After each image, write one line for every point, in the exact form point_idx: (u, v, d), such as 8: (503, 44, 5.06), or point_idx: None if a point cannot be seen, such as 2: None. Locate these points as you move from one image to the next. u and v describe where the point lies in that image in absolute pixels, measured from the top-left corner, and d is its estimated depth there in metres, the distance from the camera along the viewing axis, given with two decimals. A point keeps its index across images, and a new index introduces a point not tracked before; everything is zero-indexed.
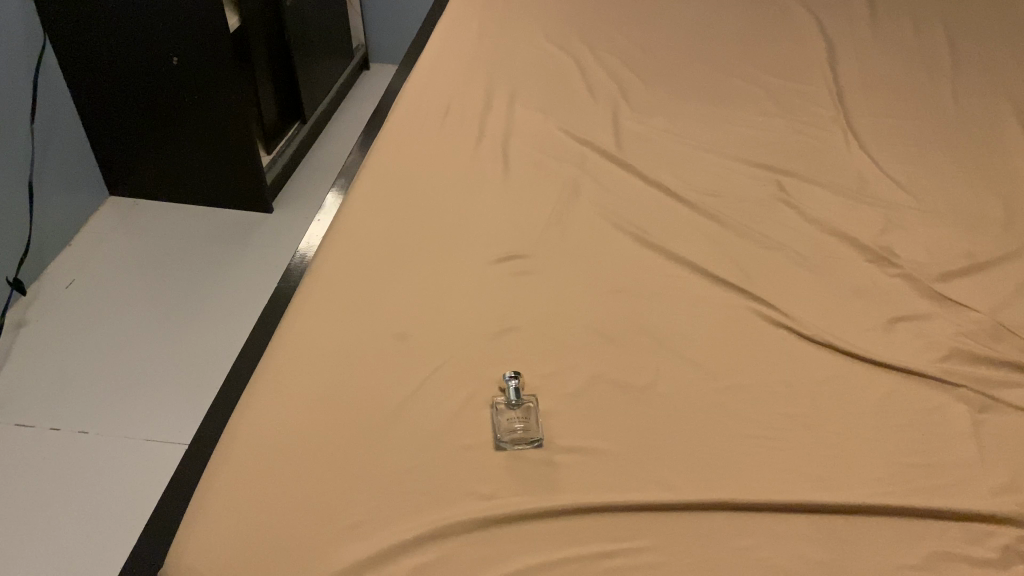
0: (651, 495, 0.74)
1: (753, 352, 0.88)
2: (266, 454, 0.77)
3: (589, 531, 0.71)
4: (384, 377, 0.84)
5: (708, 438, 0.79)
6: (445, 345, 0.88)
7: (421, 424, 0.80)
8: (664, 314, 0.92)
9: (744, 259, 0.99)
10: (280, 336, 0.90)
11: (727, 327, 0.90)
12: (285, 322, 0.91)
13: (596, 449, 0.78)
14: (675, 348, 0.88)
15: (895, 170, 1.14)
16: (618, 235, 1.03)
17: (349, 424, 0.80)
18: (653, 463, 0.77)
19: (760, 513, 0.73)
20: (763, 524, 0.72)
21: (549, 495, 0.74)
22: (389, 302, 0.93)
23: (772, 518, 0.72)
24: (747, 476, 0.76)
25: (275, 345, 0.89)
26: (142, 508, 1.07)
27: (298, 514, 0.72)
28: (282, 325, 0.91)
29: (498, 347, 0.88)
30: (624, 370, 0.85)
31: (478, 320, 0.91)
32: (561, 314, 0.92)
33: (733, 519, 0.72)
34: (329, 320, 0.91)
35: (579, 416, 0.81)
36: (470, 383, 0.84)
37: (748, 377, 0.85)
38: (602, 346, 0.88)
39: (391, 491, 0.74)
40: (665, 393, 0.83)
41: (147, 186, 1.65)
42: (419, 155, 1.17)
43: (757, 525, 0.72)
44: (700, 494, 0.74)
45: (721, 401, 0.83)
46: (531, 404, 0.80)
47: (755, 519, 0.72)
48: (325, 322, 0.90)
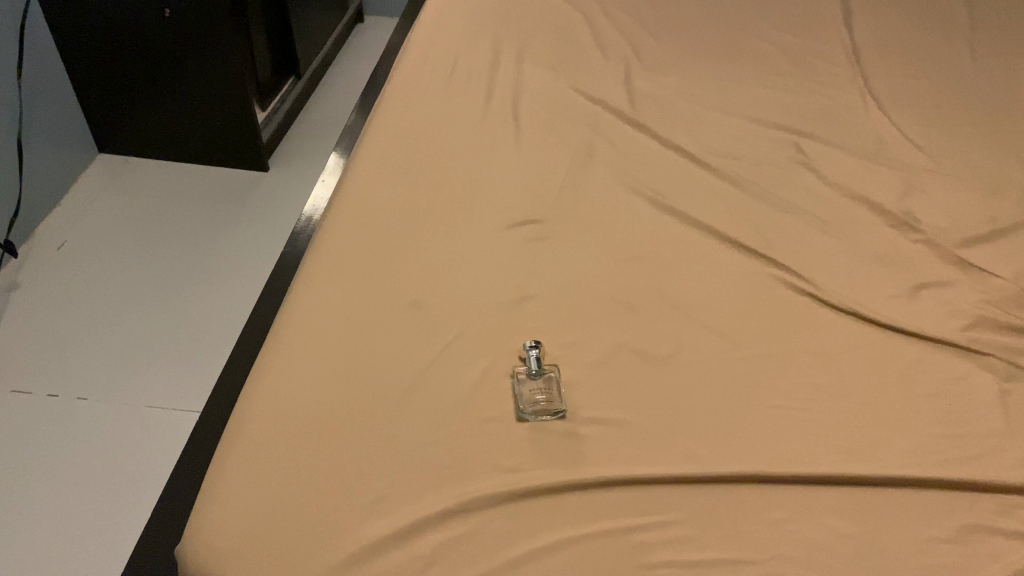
0: (678, 468, 0.72)
1: (776, 320, 0.86)
2: (283, 428, 0.75)
3: (616, 506, 0.70)
4: (401, 347, 0.82)
5: (732, 410, 0.78)
6: (462, 314, 0.85)
7: (440, 396, 0.78)
8: (684, 282, 0.89)
9: (764, 223, 0.97)
10: (289, 307, 0.87)
11: (749, 295, 0.88)
12: (293, 294, 0.89)
13: (619, 421, 0.76)
14: (697, 316, 0.86)
15: (914, 132, 1.12)
16: (634, 199, 1.00)
17: (367, 396, 0.78)
18: (678, 436, 0.75)
19: (789, 486, 0.72)
20: (792, 497, 0.71)
21: (573, 468, 0.72)
22: (403, 269, 0.90)
23: (801, 492, 0.71)
24: (776, 448, 0.74)
25: (284, 318, 0.86)
26: (155, 478, 1.06)
27: (318, 491, 0.70)
28: (290, 296, 0.89)
29: (517, 317, 0.85)
30: (646, 339, 0.83)
31: (495, 288, 0.88)
32: (580, 282, 0.89)
33: (760, 493, 0.71)
34: (340, 290, 0.88)
35: (602, 385, 0.79)
36: (489, 353, 0.82)
37: (772, 347, 0.83)
38: (623, 314, 0.86)
39: (412, 466, 0.72)
40: (689, 363, 0.81)
41: (138, 144, 1.60)
42: (427, 115, 1.13)
43: (786, 499, 0.71)
44: (728, 467, 0.72)
45: (747, 370, 0.81)
46: (554, 373, 0.79)
47: (784, 493, 0.71)
48: (336, 292, 0.87)
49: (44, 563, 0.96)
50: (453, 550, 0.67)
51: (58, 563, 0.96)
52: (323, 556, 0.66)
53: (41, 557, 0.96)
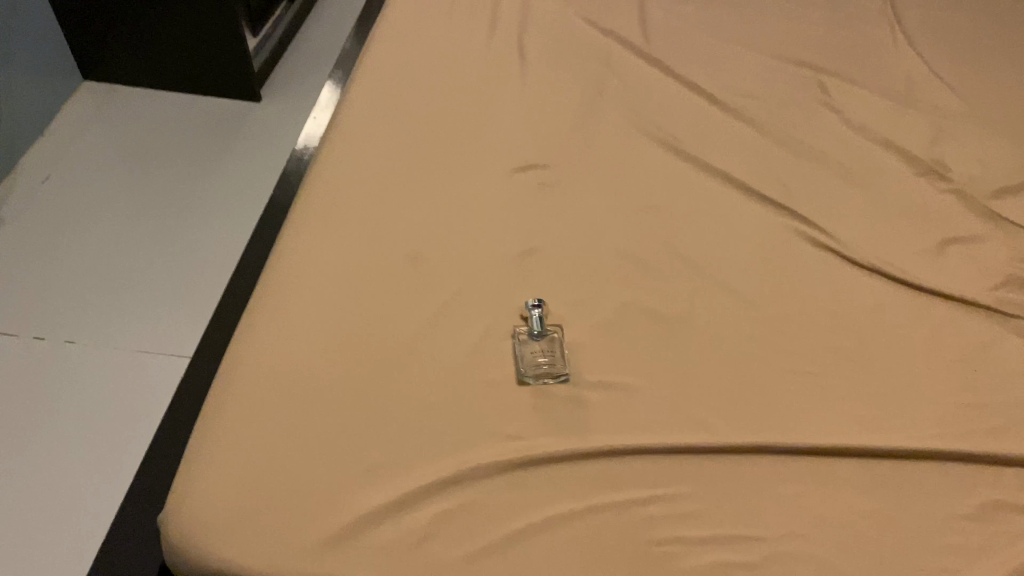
0: (687, 438, 0.68)
1: (794, 278, 0.81)
2: (271, 391, 0.71)
3: (621, 478, 0.66)
4: (398, 304, 0.78)
5: (745, 375, 0.73)
6: (463, 268, 0.80)
7: (437, 358, 0.74)
8: (697, 236, 0.84)
9: (783, 170, 0.91)
10: (277, 258, 0.82)
11: (765, 250, 0.83)
12: (281, 244, 0.83)
13: (626, 386, 0.72)
14: (710, 273, 0.81)
15: (946, 71, 1.05)
16: (645, 142, 0.94)
17: (361, 357, 0.74)
18: (688, 402, 0.71)
19: (804, 458, 0.68)
20: (807, 470, 0.67)
21: (576, 437, 0.68)
22: (399, 218, 0.85)
23: (816, 466, 0.68)
24: (791, 416, 0.70)
25: (272, 270, 0.81)
26: (146, 427, 1.03)
27: (309, 459, 0.67)
28: (278, 246, 0.84)
29: (520, 272, 0.80)
30: (655, 298, 0.79)
31: (496, 239, 0.83)
32: (586, 234, 0.84)
33: (774, 465, 0.68)
34: (331, 239, 0.82)
35: (609, 347, 0.75)
36: (491, 310, 0.77)
37: (789, 307, 0.78)
38: (632, 270, 0.81)
39: (408, 432, 0.69)
40: (700, 324, 0.77)
41: (123, 69, 1.52)
42: (427, 47, 1.06)
43: (800, 473, 0.67)
44: (741, 437, 0.69)
45: (762, 333, 0.76)
46: (557, 335, 0.75)
47: (798, 466, 0.67)
48: (328, 242, 0.82)
49: (31, 516, 0.93)
50: (450, 524, 0.64)
51: (45, 514, 0.94)
52: (313, 530, 0.63)
53: (29, 509, 0.94)
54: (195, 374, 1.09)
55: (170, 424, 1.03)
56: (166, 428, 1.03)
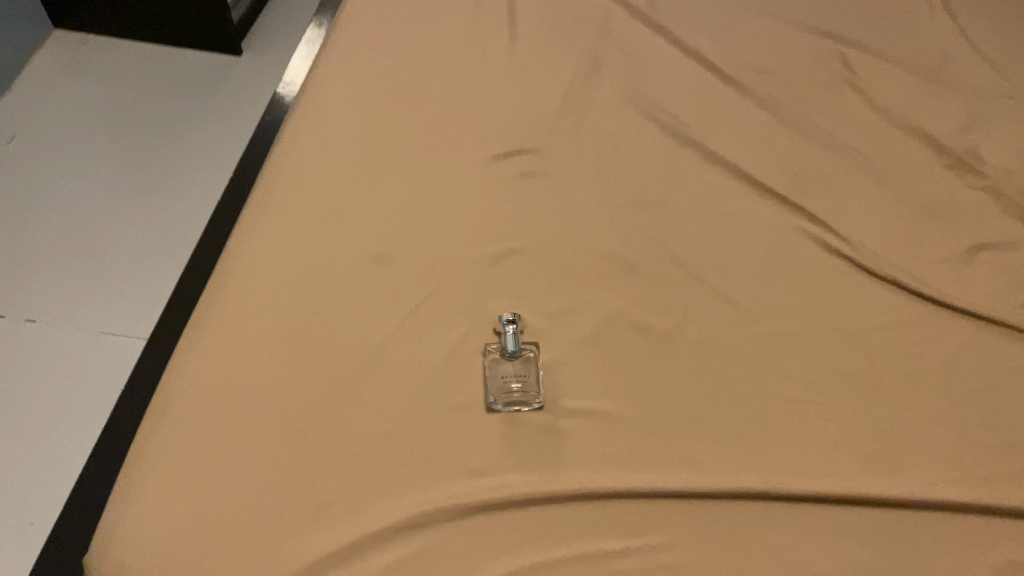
0: (673, 479, 0.61)
1: (802, 287, 0.72)
2: (212, 411, 0.64)
3: (597, 524, 0.60)
4: (360, 311, 0.69)
5: (743, 402, 0.65)
6: (433, 269, 0.72)
7: (399, 373, 0.66)
8: (695, 235, 0.75)
9: (796, 160, 0.82)
10: (231, 254, 0.74)
11: (771, 254, 0.74)
12: (236, 237, 0.75)
13: (607, 413, 0.64)
14: (709, 278, 0.72)
15: (985, 44, 0.94)
16: (643, 126, 0.85)
17: (315, 373, 0.66)
18: (676, 434, 0.64)
19: (803, 505, 0.61)
20: (805, 520, 0.60)
21: (548, 474, 0.61)
22: (366, 210, 0.76)
23: (816, 514, 0.60)
24: (793, 455, 0.63)
25: (224, 266, 0.73)
26: (98, 416, 0.96)
27: (249, 493, 0.60)
28: (232, 240, 0.75)
29: (497, 275, 0.72)
30: (645, 306, 0.70)
31: (473, 237, 0.75)
32: (573, 232, 0.75)
33: (769, 513, 0.60)
34: (290, 232, 0.74)
35: (591, 368, 0.67)
36: (461, 321, 0.69)
37: (797, 321, 0.70)
38: (620, 273, 0.72)
39: (360, 462, 0.61)
40: (695, 340, 0.69)
41: (95, 18, 1.42)
42: (407, 12, 0.96)
43: (797, 523, 0.60)
44: (733, 479, 0.61)
45: (765, 353, 0.68)
46: (532, 355, 0.67)
47: (796, 513, 0.60)
48: (286, 236, 0.74)
49: None
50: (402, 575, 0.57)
51: None
52: None
53: None
54: (156, 357, 1.03)
55: (123, 413, 0.97)
56: (120, 417, 0.97)
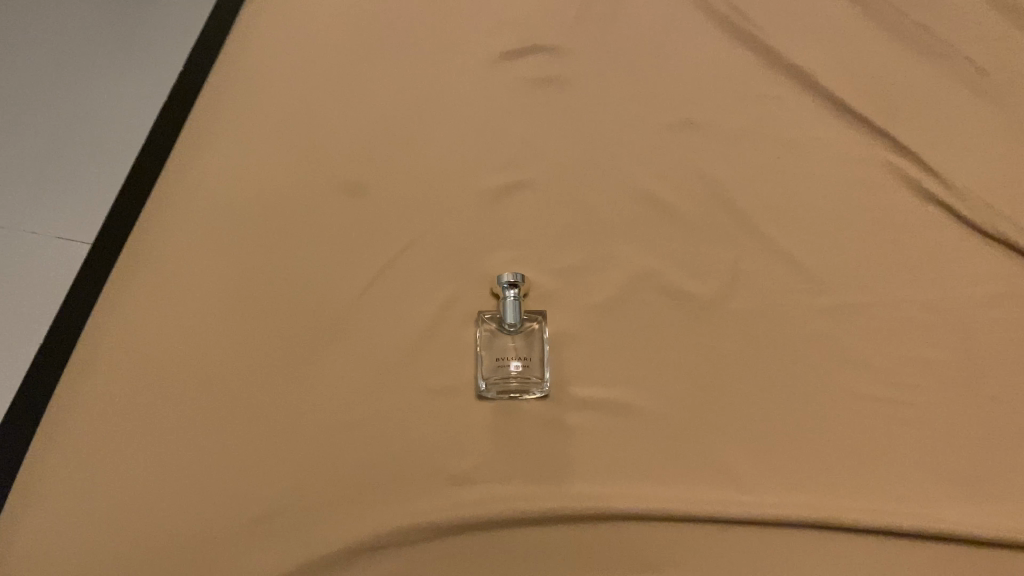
0: (707, 499, 0.49)
1: (883, 246, 0.57)
2: (140, 392, 0.52)
3: (608, 553, 0.48)
4: (328, 262, 0.57)
5: (797, 396, 0.52)
6: (419, 208, 0.59)
7: (369, 347, 0.54)
8: (753, 172, 0.60)
9: (887, 68, 0.64)
10: (167, 180, 0.60)
11: (848, 200, 0.59)
12: (176, 157, 0.61)
13: (628, 403, 0.52)
14: (763, 232, 0.58)
15: None
16: (694, 20, 0.67)
17: (271, 343, 0.54)
18: (713, 436, 0.51)
19: (863, 538, 0.49)
20: (868, 560, 0.48)
21: (550, 487, 0.49)
22: (342, 128, 0.62)
23: (883, 551, 0.48)
24: (853, 472, 0.50)
25: (159, 197, 0.59)
26: None
27: (187, 498, 0.50)
28: (172, 159, 0.61)
29: (498, 219, 0.59)
30: (683, 265, 0.57)
31: (472, 169, 0.61)
32: (597, 165, 0.61)
33: (822, 546, 0.48)
34: (241, 160, 0.60)
35: (608, 345, 0.54)
36: (451, 277, 0.57)
37: (874, 292, 0.56)
38: (653, 221, 0.59)
39: (319, 464, 0.51)
40: (741, 312, 0.55)
41: None
42: None
43: (858, 563, 0.48)
44: (777, 502, 0.49)
45: (828, 333, 0.54)
46: (537, 327, 0.54)
47: (858, 550, 0.48)
48: (237, 165, 0.60)
49: None
50: None
51: None
52: None
53: None
54: None
55: None
56: None
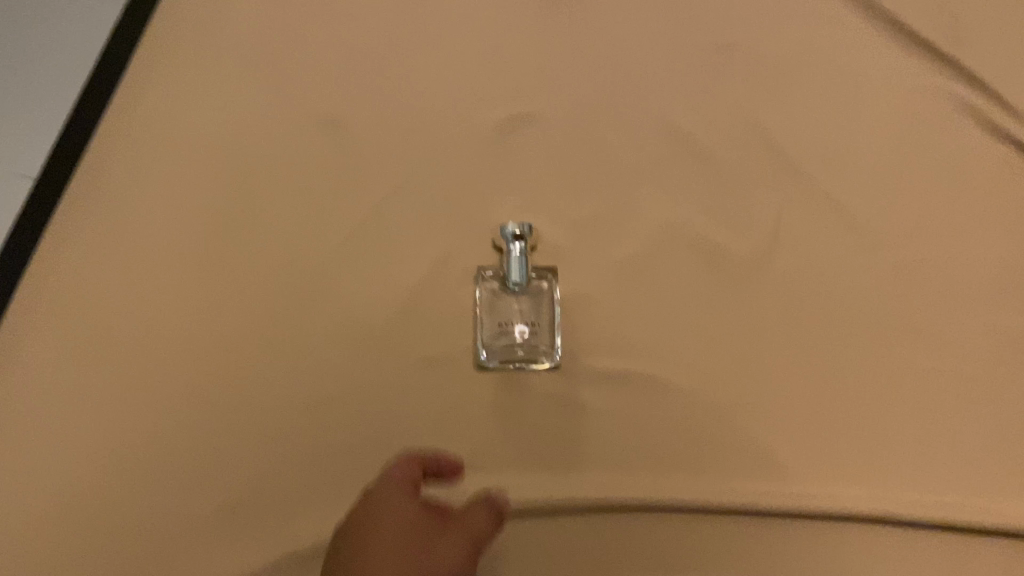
0: (733, 490, 0.44)
1: (945, 193, 0.50)
2: (91, 366, 0.46)
3: (622, 550, 0.44)
4: (307, 207, 0.49)
5: (839, 370, 0.47)
6: (409, 141, 0.51)
7: (356, 309, 0.48)
8: (800, 106, 0.52)
9: None
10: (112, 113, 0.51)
11: (908, 139, 0.51)
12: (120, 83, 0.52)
13: (650, 379, 0.46)
14: (805, 176, 0.51)
15: None
16: None
17: (246, 305, 0.48)
18: (744, 417, 0.46)
19: (908, 529, 0.44)
20: (910, 556, 0.44)
21: (561, 477, 0.45)
22: (318, 41, 0.53)
23: (927, 546, 0.44)
24: (900, 457, 0.45)
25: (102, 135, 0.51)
26: None
27: (154, 487, 0.45)
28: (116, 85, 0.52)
29: (502, 157, 0.51)
30: (712, 215, 0.50)
31: (475, 97, 0.52)
32: (615, 93, 0.52)
33: (862, 539, 0.44)
34: (199, 86, 0.52)
35: (626, 309, 0.48)
36: (447, 226, 0.49)
37: (934, 248, 0.49)
38: (680, 162, 0.51)
39: (302, 446, 0.46)
40: (779, 272, 0.49)
41: None
42: None
43: (899, 561, 0.44)
44: (814, 493, 0.44)
45: (878, 295, 0.48)
46: (547, 286, 0.48)
47: (898, 545, 0.44)
48: (196, 93, 0.52)
49: None
50: None
51: None
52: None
53: None
54: None
55: None
56: None
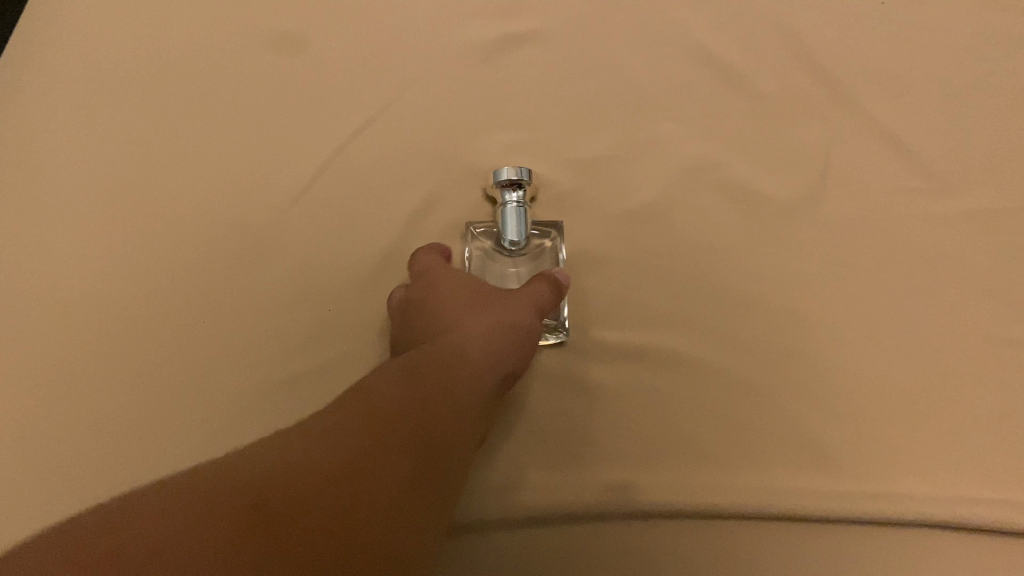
0: (771, 487, 0.37)
1: (1017, 128, 0.42)
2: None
3: (634, 563, 0.37)
4: (265, 159, 0.43)
5: (898, 340, 0.39)
6: (385, 84, 0.44)
7: (324, 275, 0.41)
8: (839, 32, 0.45)
9: None
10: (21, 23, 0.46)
11: (968, 68, 0.44)
12: None
13: (672, 352, 0.39)
14: (848, 114, 0.43)
15: None
16: None
17: (193, 271, 0.41)
18: (782, 396, 0.38)
19: (989, 533, 0.37)
20: (982, 568, 0.36)
21: (560, 474, 0.38)
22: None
23: (1003, 556, 0.36)
24: (976, 444, 0.38)
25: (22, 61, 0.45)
26: None
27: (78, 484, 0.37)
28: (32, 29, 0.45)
29: (491, 98, 0.44)
30: (738, 160, 0.43)
31: (461, 28, 0.45)
32: (623, 22, 0.45)
33: (933, 546, 0.37)
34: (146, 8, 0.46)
35: (641, 271, 0.41)
36: (430, 179, 0.42)
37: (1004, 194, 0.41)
38: (701, 97, 0.44)
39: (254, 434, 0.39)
40: (820, 225, 0.41)
41: None
42: None
43: (968, 572, 0.36)
44: (873, 492, 0.37)
45: (938, 252, 0.41)
46: (547, 245, 0.41)
47: (966, 554, 0.36)
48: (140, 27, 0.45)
49: None
50: None
51: None
52: None
53: None
54: None
55: None
56: None
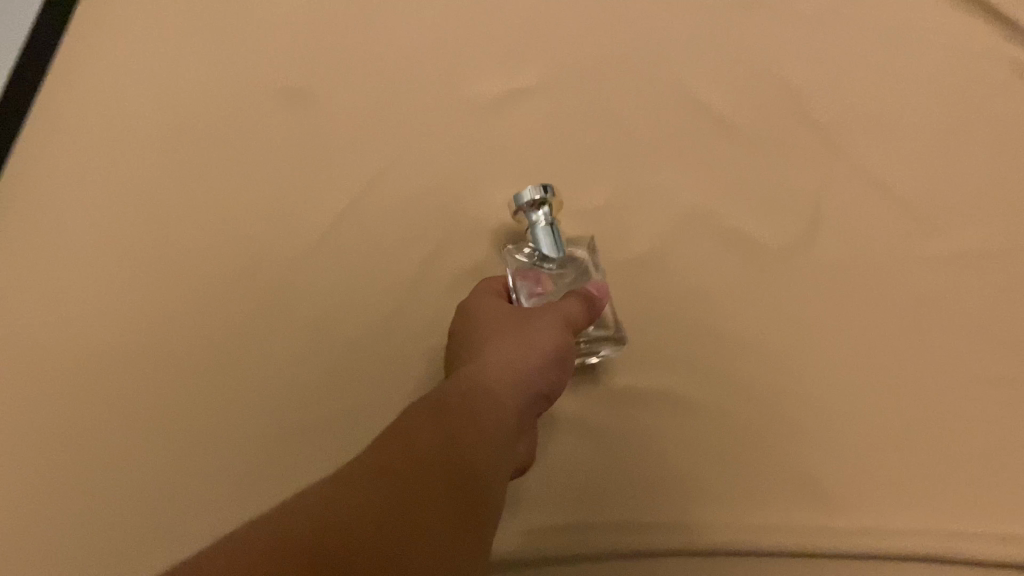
0: (773, 523, 0.38)
1: (1000, 172, 0.44)
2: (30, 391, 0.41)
3: None
4: (282, 214, 0.45)
5: (891, 378, 0.41)
6: (395, 139, 0.46)
7: (339, 323, 0.42)
8: (828, 84, 0.47)
9: None
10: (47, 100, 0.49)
11: (952, 114, 0.46)
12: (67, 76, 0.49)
13: (673, 395, 0.41)
14: (837, 161, 0.45)
15: None
16: None
17: (217, 324, 0.43)
18: (780, 435, 0.40)
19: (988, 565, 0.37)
20: None
21: (570, 514, 0.39)
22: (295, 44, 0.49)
23: None
24: (969, 478, 0.39)
25: (51, 128, 0.48)
26: None
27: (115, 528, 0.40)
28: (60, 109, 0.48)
29: (497, 152, 0.46)
30: (733, 206, 0.44)
31: (467, 86, 0.47)
32: (621, 77, 0.48)
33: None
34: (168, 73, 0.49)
35: (642, 317, 0.42)
36: (440, 229, 0.44)
37: (989, 236, 0.43)
38: (697, 147, 0.46)
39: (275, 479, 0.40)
40: (813, 269, 0.43)
41: None
42: None
43: None
44: (872, 526, 0.38)
45: (927, 293, 0.42)
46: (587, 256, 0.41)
47: None
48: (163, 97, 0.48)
49: None
50: None
51: None
52: None
53: None
54: None
55: None
56: None
